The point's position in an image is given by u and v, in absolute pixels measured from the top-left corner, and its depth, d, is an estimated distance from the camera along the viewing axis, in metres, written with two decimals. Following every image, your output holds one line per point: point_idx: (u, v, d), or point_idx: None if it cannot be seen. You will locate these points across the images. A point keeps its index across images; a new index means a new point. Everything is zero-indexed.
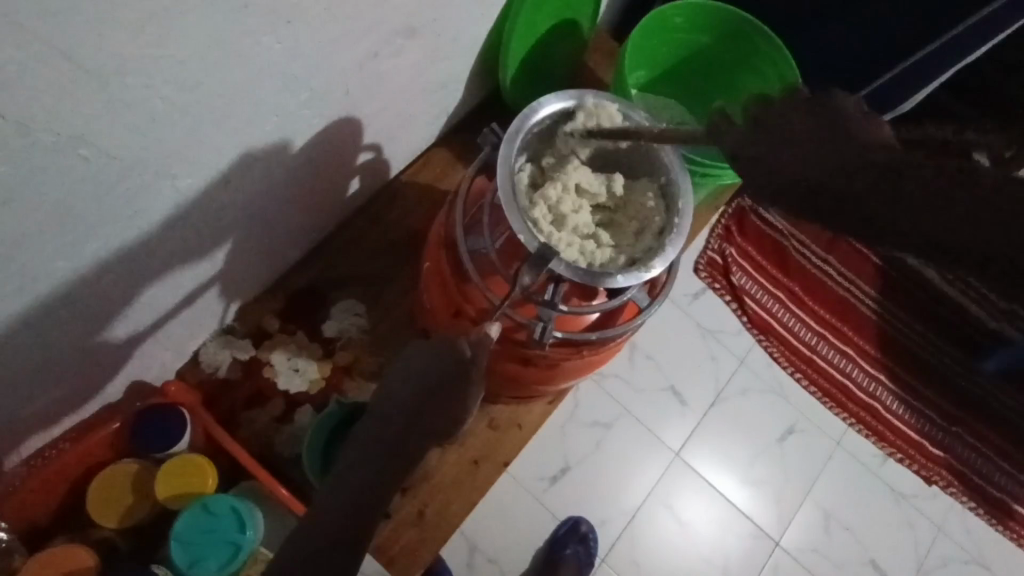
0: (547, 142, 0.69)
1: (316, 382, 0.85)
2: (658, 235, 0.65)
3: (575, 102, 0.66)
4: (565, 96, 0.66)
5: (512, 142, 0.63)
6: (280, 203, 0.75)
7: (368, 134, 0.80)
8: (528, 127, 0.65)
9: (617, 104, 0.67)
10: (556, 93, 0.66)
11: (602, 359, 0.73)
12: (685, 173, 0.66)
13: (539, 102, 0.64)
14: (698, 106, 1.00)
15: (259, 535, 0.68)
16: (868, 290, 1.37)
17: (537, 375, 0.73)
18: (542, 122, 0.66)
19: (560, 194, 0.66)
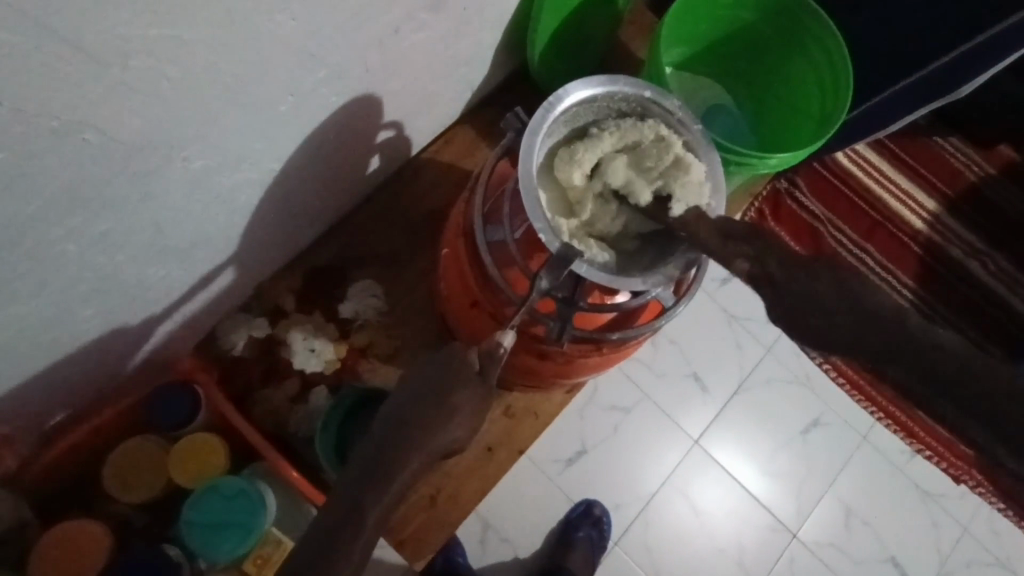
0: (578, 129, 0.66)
1: (332, 362, 0.84)
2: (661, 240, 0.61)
3: (605, 88, 0.62)
4: (596, 81, 0.62)
5: (536, 133, 0.60)
6: (297, 181, 0.73)
7: (388, 111, 0.77)
8: (554, 115, 0.61)
9: (649, 90, 0.63)
10: (584, 78, 0.62)
11: (621, 357, 0.71)
12: (719, 166, 0.62)
13: (567, 89, 0.61)
14: (737, 88, 0.95)
15: (270, 517, 0.69)
16: (906, 280, 1.44)
17: (553, 369, 0.71)
18: (571, 109, 0.62)
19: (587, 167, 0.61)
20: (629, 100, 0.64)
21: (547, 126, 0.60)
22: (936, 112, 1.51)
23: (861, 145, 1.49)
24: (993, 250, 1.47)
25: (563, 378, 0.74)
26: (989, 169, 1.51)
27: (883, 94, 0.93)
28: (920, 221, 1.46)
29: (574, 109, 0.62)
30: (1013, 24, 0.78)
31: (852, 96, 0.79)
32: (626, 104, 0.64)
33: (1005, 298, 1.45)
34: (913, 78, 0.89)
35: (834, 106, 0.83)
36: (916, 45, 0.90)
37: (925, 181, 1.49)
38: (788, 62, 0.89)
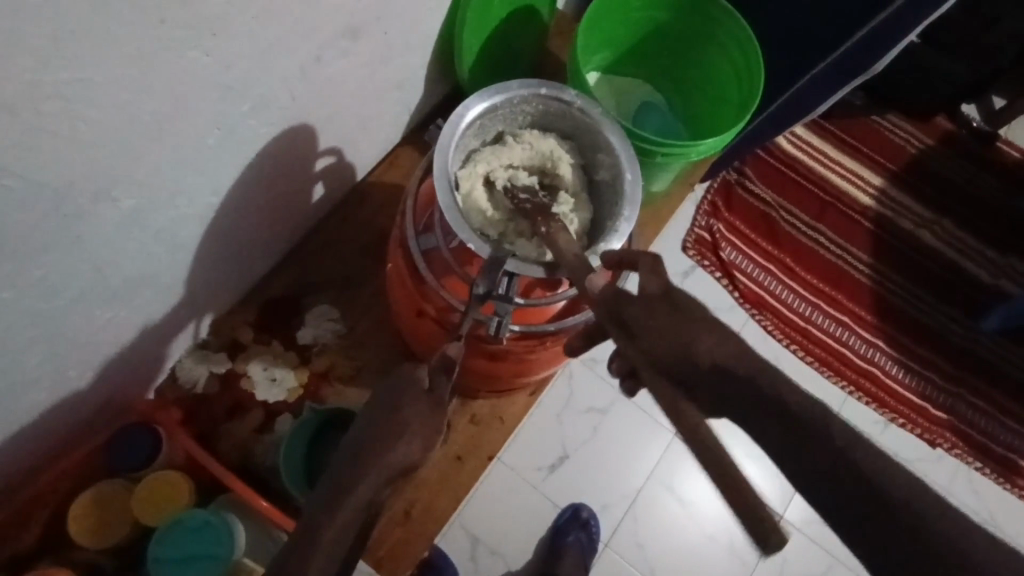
0: (489, 138, 0.63)
1: (294, 389, 0.85)
2: (586, 232, 0.60)
3: (502, 96, 0.59)
4: (493, 90, 0.59)
5: (445, 157, 0.57)
6: (238, 213, 0.75)
7: (324, 138, 0.79)
8: (459, 133, 0.58)
9: (546, 87, 0.60)
10: (481, 89, 0.59)
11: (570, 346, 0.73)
12: (630, 147, 0.59)
13: (467, 104, 0.58)
14: (664, 84, 1.00)
15: (238, 546, 0.70)
16: (860, 255, 1.50)
17: (506, 368, 0.73)
18: (476, 122, 0.60)
19: (503, 176, 0.61)
20: (529, 101, 0.61)
21: (455, 145, 0.58)
22: (869, 92, 1.59)
23: (802, 131, 1.56)
24: (940, 217, 1.54)
25: (520, 376, 0.76)
26: (928, 141, 1.59)
27: (806, 76, 0.99)
28: (868, 197, 1.53)
29: (476, 121, 0.59)
30: (905, 3, 0.84)
31: (765, 78, 0.83)
32: (529, 104, 0.61)
33: (957, 262, 1.52)
34: (830, 59, 0.95)
35: (749, 89, 0.87)
36: (831, 27, 0.97)
37: (869, 158, 1.56)
38: (705, 56, 0.93)
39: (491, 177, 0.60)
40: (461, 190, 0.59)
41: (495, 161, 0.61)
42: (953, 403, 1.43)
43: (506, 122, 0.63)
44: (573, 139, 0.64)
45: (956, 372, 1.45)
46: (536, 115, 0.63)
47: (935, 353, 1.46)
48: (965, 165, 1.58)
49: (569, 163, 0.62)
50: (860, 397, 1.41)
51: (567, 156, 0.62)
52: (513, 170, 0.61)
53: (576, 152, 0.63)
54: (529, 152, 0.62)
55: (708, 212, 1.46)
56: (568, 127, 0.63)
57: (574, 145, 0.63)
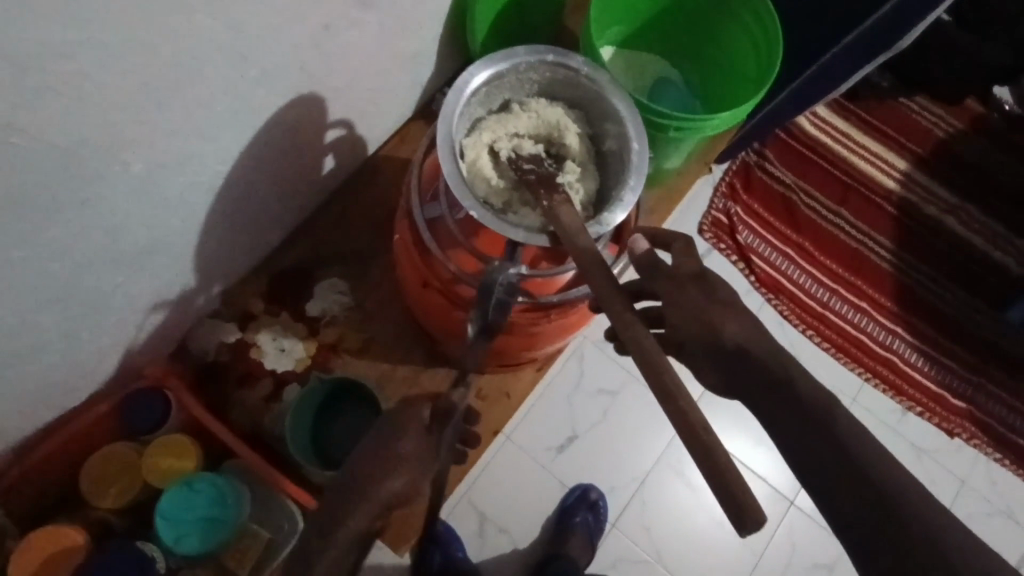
0: (496, 108, 0.62)
1: (303, 360, 0.85)
2: (593, 202, 0.59)
3: (508, 62, 0.58)
4: (498, 56, 0.58)
5: (448, 124, 0.56)
6: (249, 182, 0.75)
7: (335, 110, 0.79)
8: (463, 101, 0.57)
9: (552, 54, 0.59)
10: (486, 56, 0.58)
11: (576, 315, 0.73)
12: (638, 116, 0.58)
13: (471, 70, 0.57)
14: (681, 59, 0.98)
15: (243, 511, 0.71)
16: (882, 241, 1.46)
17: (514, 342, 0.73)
18: (481, 90, 0.59)
19: (509, 145, 0.59)
20: (536, 69, 0.60)
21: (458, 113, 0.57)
22: (897, 75, 1.55)
23: (825, 112, 1.52)
24: (967, 204, 1.50)
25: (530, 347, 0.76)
26: (956, 125, 1.54)
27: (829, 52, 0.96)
28: (893, 182, 1.49)
29: (481, 89, 0.58)
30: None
31: (783, 44, 0.81)
32: (536, 72, 0.60)
33: (983, 250, 1.48)
34: (854, 34, 0.92)
35: (766, 55, 0.85)
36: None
37: (895, 142, 1.52)
38: (723, 29, 0.91)
39: (496, 147, 0.59)
40: (466, 160, 0.58)
41: (500, 130, 0.60)
42: (973, 394, 1.40)
43: (513, 91, 0.62)
44: (581, 110, 0.62)
45: (979, 362, 1.42)
46: (543, 84, 0.62)
47: (957, 342, 1.43)
48: (995, 150, 1.54)
49: (576, 133, 0.61)
50: (877, 385, 1.39)
51: (574, 125, 0.61)
52: (519, 140, 0.60)
53: (583, 122, 0.62)
54: (535, 121, 0.61)
55: (726, 194, 1.44)
56: (576, 96, 0.62)
57: (582, 115, 0.62)
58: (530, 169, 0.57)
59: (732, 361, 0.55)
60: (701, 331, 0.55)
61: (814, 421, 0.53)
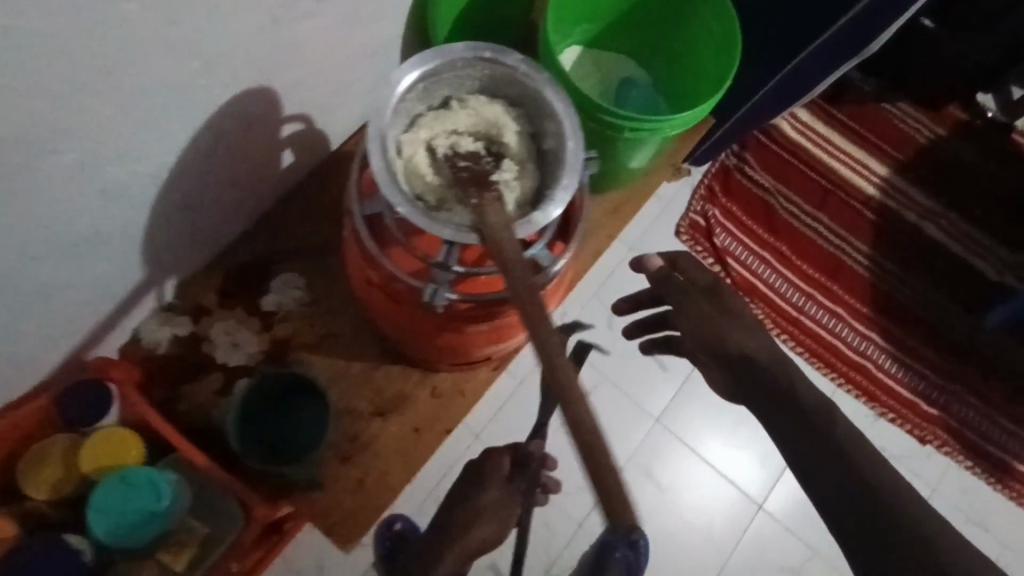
0: (436, 104, 0.62)
1: (256, 355, 0.85)
2: (529, 201, 0.58)
3: (444, 58, 0.57)
4: (434, 52, 0.57)
5: (381, 120, 0.55)
6: (200, 174, 0.75)
7: (290, 104, 0.79)
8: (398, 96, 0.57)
9: (489, 51, 0.58)
10: (421, 51, 0.57)
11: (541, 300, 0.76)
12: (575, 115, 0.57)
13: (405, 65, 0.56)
14: (647, 59, 0.97)
15: (178, 506, 0.71)
16: (860, 246, 1.46)
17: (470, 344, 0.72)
18: (417, 85, 0.58)
19: (446, 142, 0.59)
20: (474, 65, 0.59)
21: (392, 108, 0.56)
22: (881, 78, 1.55)
23: (806, 116, 1.52)
24: (947, 210, 1.49)
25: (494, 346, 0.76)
26: (938, 131, 1.54)
27: (802, 54, 0.99)
28: (873, 187, 1.49)
29: (417, 85, 0.58)
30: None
31: (741, 44, 0.80)
32: (474, 69, 0.59)
33: (962, 257, 1.48)
34: (826, 34, 0.96)
35: (726, 55, 0.85)
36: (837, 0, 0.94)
37: (876, 147, 1.51)
38: (687, 30, 0.91)
39: (433, 143, 0.59)
40: (401, 157, 0.58)
41: (437, 127, 0.59)
42: (948, 401, 1.40)
43: (453, 87, 0.61)
44: (521, 107, 0.61)
45: (954, 369, 1.41)
46: (483, 81, 0.61)
47: (933, 348, 1.42)
48: (977, 156, 1.54)
49: (514, 131, 0.60)
50: (851, 390, 1.38)
51: (513, 123, 0.60)
52: (458, 137, 0.59)
53: (523, 120, 0.61)
54: (474, 118, 0.60)
55: (704, 196, 1.43)
56: (515, 94, 0.61)
57: (522, 112, 0.61)
58: (464, 167, 0.56)
59: (738, 367, 0.70)
60: (709, 339, 0.71)
61: (814, 427, 0.63)
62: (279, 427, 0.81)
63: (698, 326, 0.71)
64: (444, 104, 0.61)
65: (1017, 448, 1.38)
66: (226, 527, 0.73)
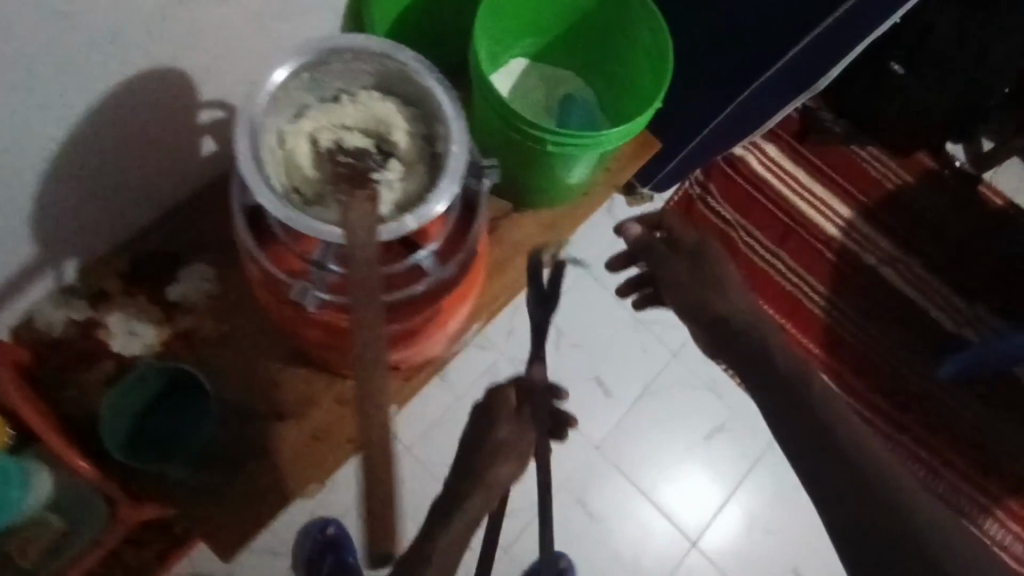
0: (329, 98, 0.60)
1: (153, 346, 0.83)
2: (410, 204, 0.56)
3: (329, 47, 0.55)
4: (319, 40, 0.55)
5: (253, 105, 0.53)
6: (98, 153, 0.72)
7: (204, 90, 0.76)
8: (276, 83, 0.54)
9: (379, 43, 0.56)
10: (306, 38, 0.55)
11: (456, 301, 0.75)
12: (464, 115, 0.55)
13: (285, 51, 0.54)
14: (592, 78, 0.97)
15: (33, 498, 0.72)
16: (818, 286, 1.44)
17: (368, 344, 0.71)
18: (301, 74, 0.56)
19: (328, 136, 0.56)
20: (364, 58, 0.57)
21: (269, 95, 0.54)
22: (850, 119, 1.51)
23: (775, 153, 1.50)
24: (907, 256, 1.48)
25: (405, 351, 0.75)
26: (906, 178, 1.52)
27: (748, 88, 0.96)
28: (835, 228, 1.48)
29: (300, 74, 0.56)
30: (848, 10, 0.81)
31: (673, 54, 0.80)
32: (366, 62, 0.57)
33: (919, 304, 1.46)
34: (770, 70, 0.93)
35: (660, 67, 0.84)
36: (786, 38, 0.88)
37: (841, 188, 1.50)
38: (627, 53, 0.90)
39: (315, 136, 0.57)
40: (279, 147, 0.55)
41: (321, 120, 0.57)
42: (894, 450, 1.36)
43: (345, 80, 0.59)
44: (416, 106, 0.59)
45: (902, 418, 1.39)
46: (377, 76, 0.59)
47: (882, 396, 1.39)
48: (943, 205, 1.52)
49: (404, 130, 0.58)
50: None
51: (403, 122, 0.58)
52: (343, 131, 0.57)
53: (416, 119, 0.59)
54: (363, 113, 0.58)
55: None
56: (410, 92, 0.59)
57: (416, 111, 0.59)
58: (342, 165, 0.54)
59: (713, 326, 0.71)
60: (692, 294, 0.73)
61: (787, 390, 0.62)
62: (159, 420, 0.79)
63: (674, 282, 0.74)
64: (335, 97, 0.59)
65: (962, 505, 1.35)
66: (83, 525, 0.74)
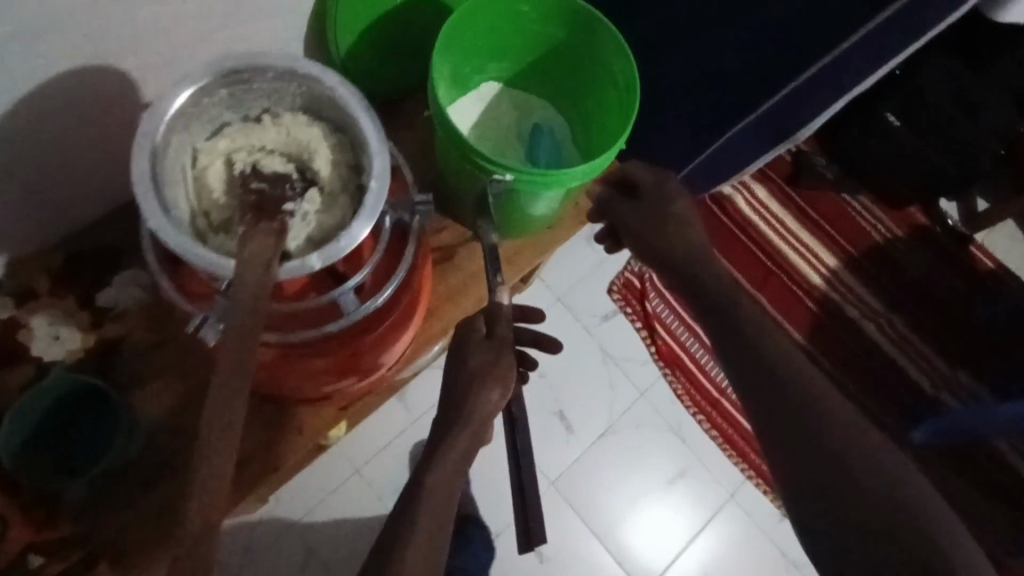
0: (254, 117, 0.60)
1: (76, 352, 0.79)
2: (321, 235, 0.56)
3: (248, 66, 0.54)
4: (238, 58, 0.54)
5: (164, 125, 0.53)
6: (30, 144, 0.70)
7: (149, 88, 0.74)
8: (191, 102, 0.54)
9: (302, 64, 0.55)
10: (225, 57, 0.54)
11: (385, 335, 0.76)
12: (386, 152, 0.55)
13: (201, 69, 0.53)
14: (565, 108, 0.94)
15: None
16: (795, 336, 1.41)
17: (321, 367, 0.73)
18: (220, 93, 0.55)
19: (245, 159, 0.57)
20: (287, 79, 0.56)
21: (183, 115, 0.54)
22: (843, 166, 1.47)
23: (764, 194, 1.47)
24: (890, 311, 1.44)
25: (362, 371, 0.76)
26: (895, 231, 1.48)
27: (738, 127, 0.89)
28: (818, 277, 1.44)
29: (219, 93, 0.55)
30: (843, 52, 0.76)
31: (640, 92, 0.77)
32: (289, 83, 0.57)
33: (898, 362, 1.42)
34: (760, 110, 0.86)
35: (628, 104, 0.81)
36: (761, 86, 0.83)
37: (828, 236, 1.47)
38: (600, 87, 0.87)
39: (232, 158, 0.57)
40: (192, 167, 0.56)
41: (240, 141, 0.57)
42: None
43: (271, 99, 0.59)
44: (341, 131, 0.59)
45: None
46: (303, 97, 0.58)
47: None
48: (933, 262, 1.47)
49: (323, 157, 0.58)
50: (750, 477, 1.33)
51: (323, 149, 0.58)
52: (261, 155, 0.58)
53: (338, 147, 0.58)
54: (285, 136, 0.58)
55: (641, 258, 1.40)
56: (336, 117, 0.59)
57: (340, 138, 0.59)
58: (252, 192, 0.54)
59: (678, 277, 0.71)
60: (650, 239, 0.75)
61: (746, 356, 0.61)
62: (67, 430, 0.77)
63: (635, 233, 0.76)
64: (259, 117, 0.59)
65: None
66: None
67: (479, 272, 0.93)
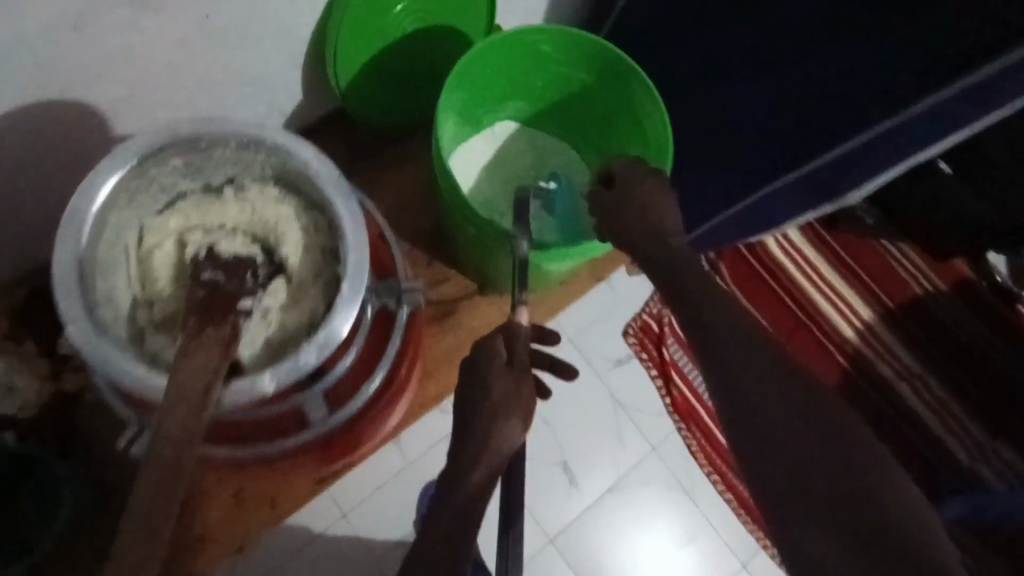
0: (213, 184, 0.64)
1: (30, 405, 0.75)
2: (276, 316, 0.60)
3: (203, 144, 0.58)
4: (192, 131, 0.57)
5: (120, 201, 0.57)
6: None
7: (122, 123, 0.67)
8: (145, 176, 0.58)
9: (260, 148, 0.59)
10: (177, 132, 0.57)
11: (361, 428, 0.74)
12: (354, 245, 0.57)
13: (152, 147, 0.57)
14: (586, 150, 0.85)
15: None
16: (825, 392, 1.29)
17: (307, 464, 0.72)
18: (173, 165, 0.59)
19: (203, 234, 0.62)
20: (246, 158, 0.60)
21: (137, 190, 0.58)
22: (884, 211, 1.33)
23: (797, 237, 1.36)
24: (927, 373, 1.32)
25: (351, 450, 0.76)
26: (938, 284, 1.35)
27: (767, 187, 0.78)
28: (852, 329, 1.33)
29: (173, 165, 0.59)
30: (918, 113, 0.62)
31: (672, 152, 0.68)
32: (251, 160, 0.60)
33: (933, 430, 1.30)
34: (796, 173, 0.75)
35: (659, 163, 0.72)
36: (808, 146, 0.73)
37: (864, 286, 1.35)
38: (629, 135, 0.78)
39: (187, 233, 0.62)
40: (146, 242, 0.61)
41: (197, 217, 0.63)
42: None
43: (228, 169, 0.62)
44: (298, 207, 0.63)
45: None
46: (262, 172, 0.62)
47: None
48: (981, 323, 1.34)
49: (278, 236, 0.63)
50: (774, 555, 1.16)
51: (280, 229, 0.63)
52: (213, 233, 0.62)
53: (292, 225, 0.63)
54: (245, 213, 0.63)
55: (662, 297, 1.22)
56: (297, 195, 0.62)
57: (297, 215, 0.63)
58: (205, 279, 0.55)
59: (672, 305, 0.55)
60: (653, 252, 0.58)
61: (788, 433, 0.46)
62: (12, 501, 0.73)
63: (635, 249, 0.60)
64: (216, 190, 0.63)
65: None
66: None
67: (480, 329, 0.85)
